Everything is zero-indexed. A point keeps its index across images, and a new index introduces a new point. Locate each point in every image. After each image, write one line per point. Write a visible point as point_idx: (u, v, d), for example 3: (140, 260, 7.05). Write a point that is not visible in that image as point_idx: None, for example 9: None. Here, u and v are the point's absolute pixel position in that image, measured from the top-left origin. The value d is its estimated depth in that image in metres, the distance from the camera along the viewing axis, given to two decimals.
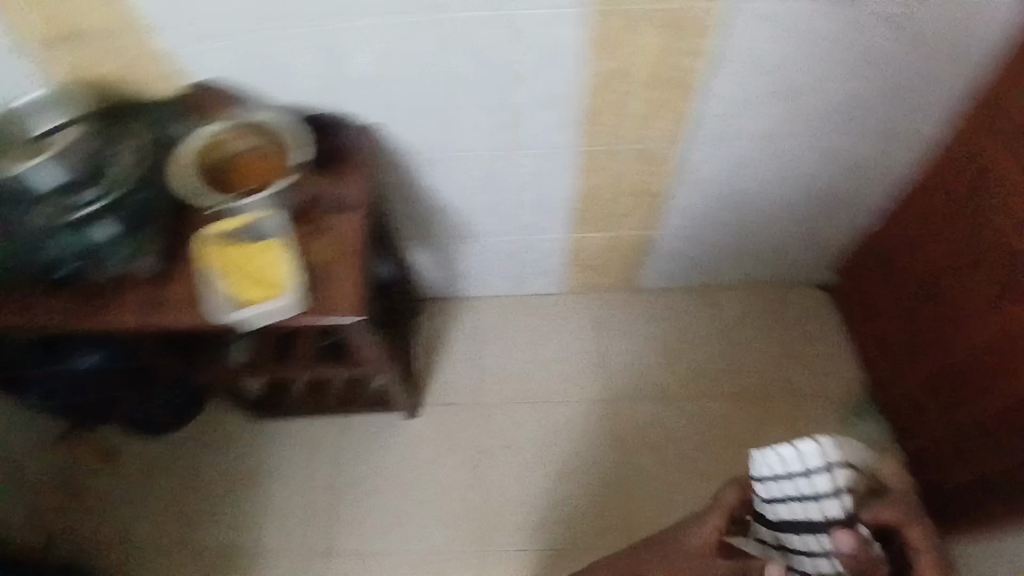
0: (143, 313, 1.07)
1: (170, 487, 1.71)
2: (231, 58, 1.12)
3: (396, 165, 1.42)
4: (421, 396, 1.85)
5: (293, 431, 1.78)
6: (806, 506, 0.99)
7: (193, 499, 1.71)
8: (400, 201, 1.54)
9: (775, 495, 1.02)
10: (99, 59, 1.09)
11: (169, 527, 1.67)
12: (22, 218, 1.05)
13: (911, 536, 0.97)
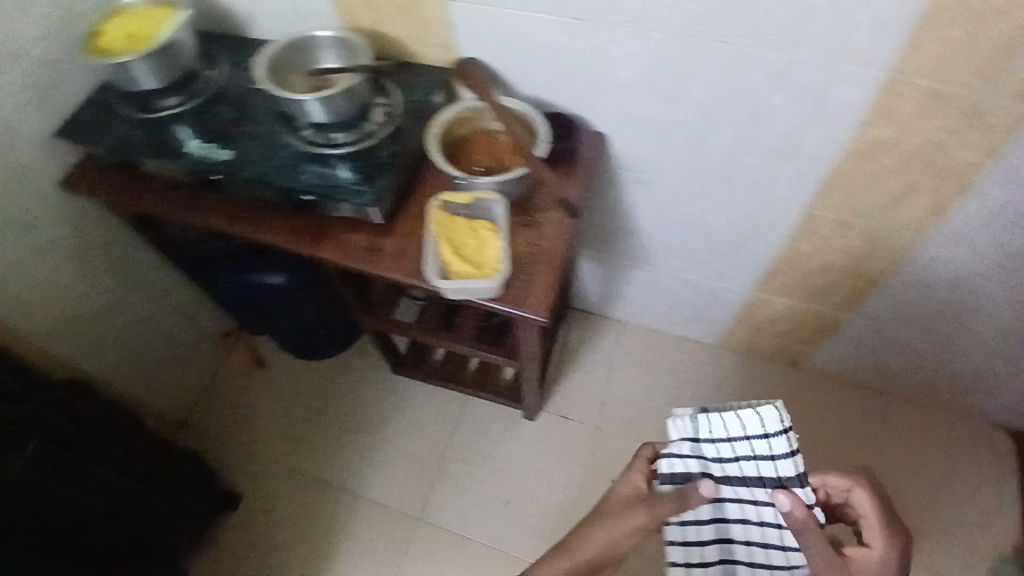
0: (356, 257, 1.09)
1: (299, 409, 1.77)
2: (505, 41, 1.15)
3: (608, 177, 1.40)
4: (544, 401, 1.81)
5: (417, 392, 1.80)
6: (743, 467, 0.96)
7: (316, 428, 1.75)
8: (598, 211, 1.51)
9: (726, 458, 0.96)
10: (394, 18, 1.17)
11: (289, 451, 1.71)
12: (288, 145, 1.13)
13: (858, 503, 1.02)
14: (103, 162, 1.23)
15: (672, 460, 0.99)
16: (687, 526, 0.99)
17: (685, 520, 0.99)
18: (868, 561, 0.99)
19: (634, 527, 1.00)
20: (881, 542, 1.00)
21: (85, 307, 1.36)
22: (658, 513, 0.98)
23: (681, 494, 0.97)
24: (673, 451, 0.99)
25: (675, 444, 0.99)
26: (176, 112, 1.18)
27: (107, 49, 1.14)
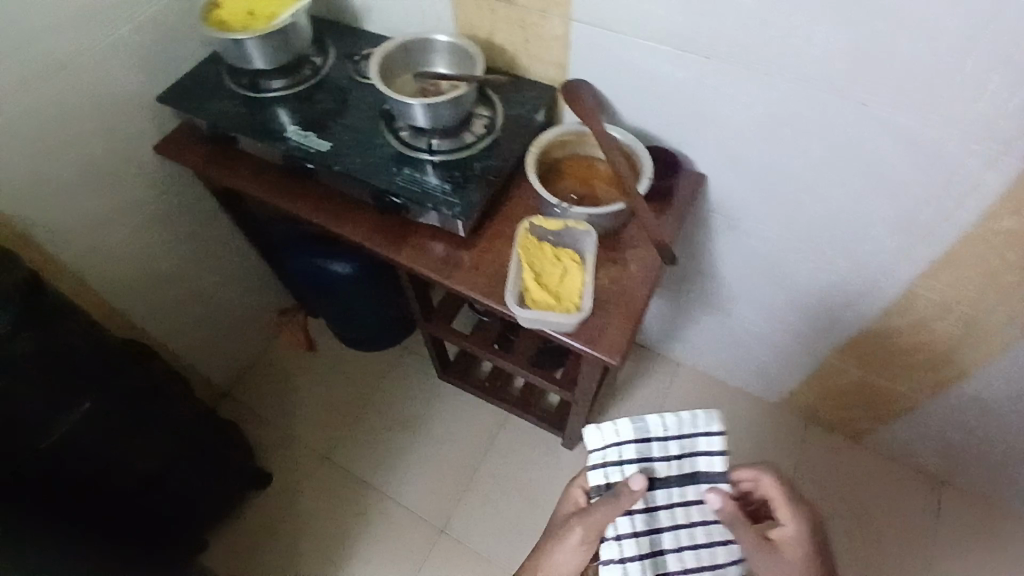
0: (432, 268, 1.06)
1: (339, 396, 1.76)
2: (619, 67, 1.11)
3: (700, 217, 1.33)
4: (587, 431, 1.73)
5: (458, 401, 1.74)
6: (684, 466, 0.94)
7: (352, 420, 1.72)
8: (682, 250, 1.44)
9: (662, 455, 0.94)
10: (509, 30, 1.14)
11: (324, 439, 1.69)
12: (386, 145, 1.11)
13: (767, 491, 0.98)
14: (200, 132, 1.24)
15: (599, 465, 0.94)
16: (623, 541, 0.91)
17: (620, 532, 0.91)
18: (789, 546, 0.93)
19: (575, 547, 0.93)
20: (793, 519, 0.95)
21: (155, 268, 1.37)
22: (592, 526, 0.91)
23: (615, 500, 0.90)
24: (601, 458, 0.94)
25: (603, 448, 0.94)
26: (281, 97, 1.19)
27: (223, 23, 1.15)
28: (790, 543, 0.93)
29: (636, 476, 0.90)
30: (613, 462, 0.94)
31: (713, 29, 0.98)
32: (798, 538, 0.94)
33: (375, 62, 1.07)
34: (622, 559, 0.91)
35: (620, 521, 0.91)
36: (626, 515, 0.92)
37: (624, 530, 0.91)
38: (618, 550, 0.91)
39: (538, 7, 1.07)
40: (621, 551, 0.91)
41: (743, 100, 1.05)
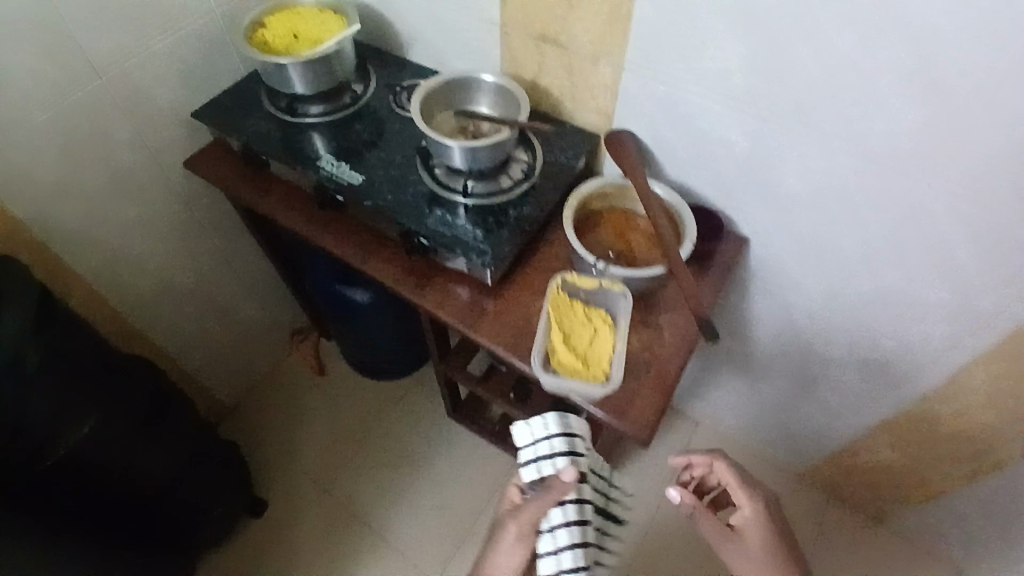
0: (460, 314, 1.01)
1: (343, 425, 1.69)
2: (668, 121, 1.06)
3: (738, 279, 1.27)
4: None
5: (466, 443, 1.67)
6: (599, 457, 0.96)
7: (353, 452, 1.66)
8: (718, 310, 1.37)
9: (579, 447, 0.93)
10: (557, 73, 1.11)
11: (326, 467, 1.63)
12: (420, 184, 1.07)
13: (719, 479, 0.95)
14: (232, 152, 1.21)
15: (531, 459, 0.91)
16: (557, 533, 0.89)
17: (554, 523, 0.89)
18: (749, 529, 0.90)
19: (517, 546, 0.89)
20: (747, 500, 0.92)
21: (174, 280, 1.33)
22: (526, 520, 0.88)
23: (547, 492, 0.87)
24: (533, 450, 0.91)
25: (535, 441, 0.91)
26: (318, 124, 1.16)
27: (267, 44, 1.13)
28: (750, 526, 0.90)
29: (566, 467, 0.87)
30: (545, 455, 0.90)
31: (771, 91, 0.93)
32: (758, 523, 0.90)
33: (419, 97, 1.04)
34: (557, 553, 0.89)
35: (553, 512, 0.89)
36: (558, 506, 0.89)
37: (557, 521, 0.89)
38: (552, 542, 0.89)
39: (590, 53, 1.04)
40: (555, 543, 0.88)
41: (799, 168, 0.99)
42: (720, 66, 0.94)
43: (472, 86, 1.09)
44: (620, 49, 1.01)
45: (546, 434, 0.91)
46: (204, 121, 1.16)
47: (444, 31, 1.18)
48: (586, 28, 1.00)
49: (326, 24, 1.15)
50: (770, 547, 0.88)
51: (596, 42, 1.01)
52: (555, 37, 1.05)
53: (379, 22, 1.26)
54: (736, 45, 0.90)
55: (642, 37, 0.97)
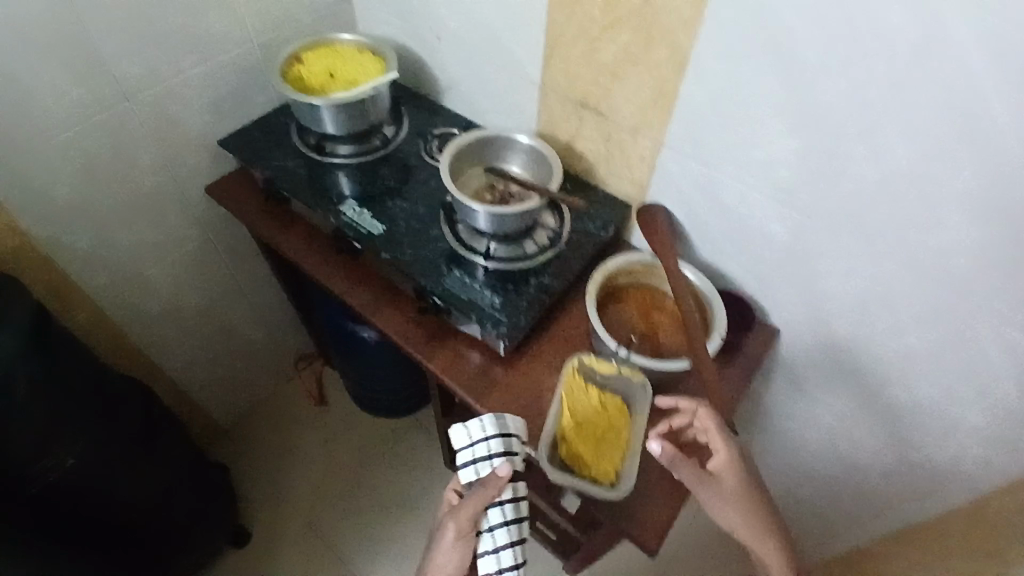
0: (468, 381, 0.96)
1: (332, 467, 1.62)
2: (705, 203, 1.01)
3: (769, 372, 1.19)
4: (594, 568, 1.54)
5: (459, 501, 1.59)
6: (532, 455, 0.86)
7: (339, 496, 1.58)
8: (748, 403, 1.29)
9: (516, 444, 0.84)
10: (595, 140, 1.07)
11: (313, 504, 1.56)
12: (441, 240, 1.03)
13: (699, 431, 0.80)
14: (254, 185, 1.18)
15: (470, 461, 0.79)
16: (496, 534, 0.79)
17: (492, 524, 0.79)
18: (730, 484, 0.78)
19: (454, 551, 0.79)
20: (726, 452, 0.79)
21: (180, 303, 1.31)
22: (465, 520, 0.77)
23: (482, 488, 0.77)
24: (471, 454, 0.79)
25: (472, 444, 0.79)
26: (345, 166, 1.14)
27: (301, 80, 1.11)
28: (729, 478, 0.78)
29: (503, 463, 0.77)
30: (482, 453, 0.79)
31: (813, 189, 0.87)
32: (736, 479, 0.78)
33: (449, 153, 1.01)
34: (496, 555, 0.79)
35: (491, 512, 0.79)
36: (496, 504, 0.79)
37: (496, 521, 0.79)
38: (490, 543, 0.79)
39: (631, 124, 0.99)
40: (494, 544, 0.79)
41: (844, 267, 0.92)
42: (765, 155, 0.89)
43: (504, 145, 1.05)
44: (660, 126, 0.96)
45: (484, 436, 0.79)
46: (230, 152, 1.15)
47: (483, 83, 1.15)
48: (629, 100, 0.96)
49: (363, 65, 1.13)
50: (749, 505, 0.78)
51: (638, 114, 0.97)
52: (596, 104, 1.01)
53: (418, 65, 1.23)
54: (786, 137, 0.85)
55: (686, 117, 0.92)
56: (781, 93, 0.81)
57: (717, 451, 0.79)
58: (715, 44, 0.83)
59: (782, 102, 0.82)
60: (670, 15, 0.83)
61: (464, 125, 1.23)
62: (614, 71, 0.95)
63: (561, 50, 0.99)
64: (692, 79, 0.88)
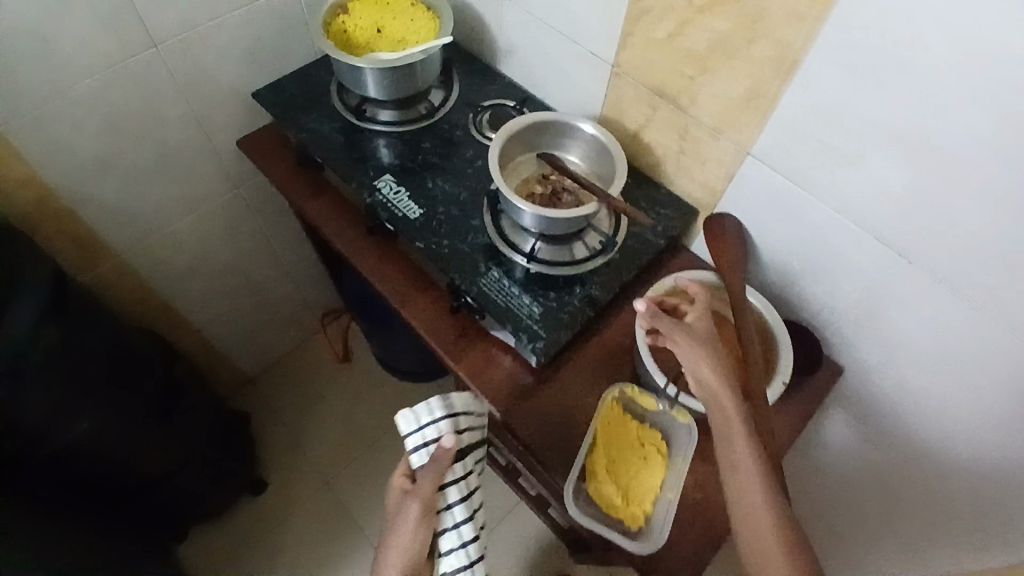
0: (499, 390, 0.87)
1: (350, 429, 1.59)
2: (786, 224, 0.88)
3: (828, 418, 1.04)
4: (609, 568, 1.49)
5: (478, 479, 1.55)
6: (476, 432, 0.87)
7: (354, 460, 1.55)
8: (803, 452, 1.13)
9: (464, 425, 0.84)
10: (667, 134, 0.94)
11: (331, 463, 1.54)
12: (481, 232, 0.94)
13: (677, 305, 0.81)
14: (289, 144, 1.09)
15: (422, 443, 0.80)
16: (456, 509, 0.81)
17: (450, 501, 0.81)
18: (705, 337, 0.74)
19: (419, 533, 0.78)
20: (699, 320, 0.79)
21: (208, 257, 1.27)
22: (421, 498, 0.78)
23: (436, 464, 0.78)
24: (422, 436, 0.80)
25: (422, 426, 0.80)
26: (386, 135, 1.04)
27: (345, 33, 1.01)
28: (701, 330, 0.75)
29: (448, 433, 0.79)
30: (432, 433, 0.80)
31: (916, 229, 0.73)
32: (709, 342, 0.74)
33: (502, 135, 0.90)
34: (460, 532, 0.81)
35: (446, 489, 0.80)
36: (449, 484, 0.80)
37: (454, 497, 0.81)
38: (450, 519, 0.81)
39: (711, 124, 0.86)
40: (455, 519, 0.81)
41: (943, 323, 0.77)
42: (867, 184, 0.75)
43: (564, 130, 0.93)
44: (747, 131, 0.83)
45: (431, 416, 0.81)
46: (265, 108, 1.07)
47: (547, 53, 1.02)
48: (715, 95, 0.83)
49: (414, 22, 1.02)
50: (720, 361, 0.71)
51: (722, 114, 0.84)
52: (673, 95, 0.88)
53: (476, 24, 1.11)
54: (898, 168, 0.70)
55: (779, 126, 0.79)
56: (903, 116, 0.67)
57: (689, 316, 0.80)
58: (832, 48, 0.68)
59: (901, 128, 0.68)
60: (781, 5, 0.69)
61: (520, 96, 1.10)
62: (702, 61, 0.81)
63: (642, 29, 0.86)
64: (795, 84, 0.74)
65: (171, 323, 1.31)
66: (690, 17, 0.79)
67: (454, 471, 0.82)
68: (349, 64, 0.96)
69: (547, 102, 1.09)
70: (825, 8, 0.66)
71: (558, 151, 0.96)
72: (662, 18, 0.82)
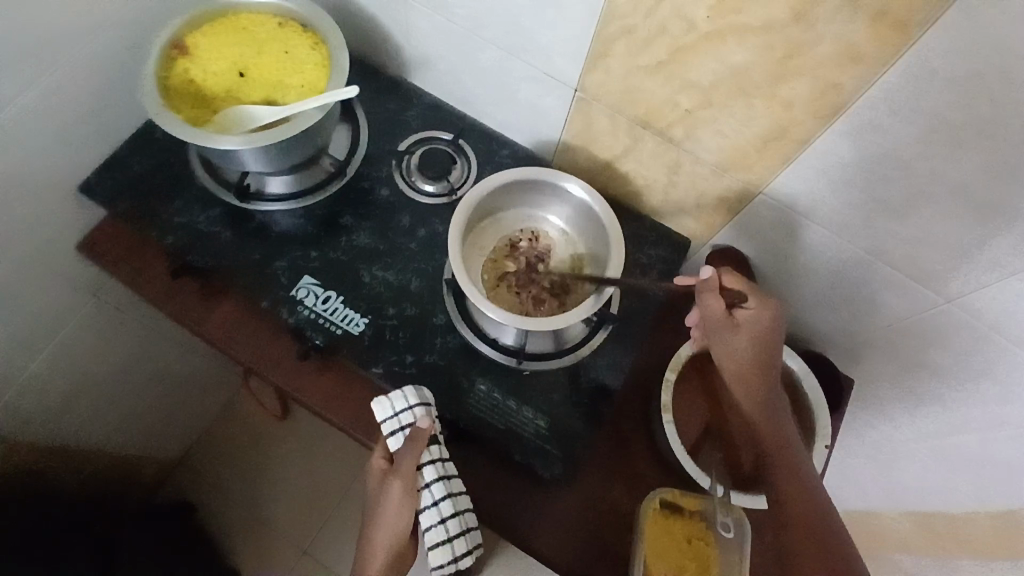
0: (506, 529, 0.73)
1: (313, 490, 1.38)
2: (805, 259, 0.76)
3: (856, 416, 0.99)
4: None
5: None
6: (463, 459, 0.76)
7: (329, 520, 1.35)
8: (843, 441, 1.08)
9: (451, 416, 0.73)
10: (655, 167, 0.76)
11: (308, 527, 1.34)
12: (451, 332, 0.76)
13: (733, 287, 0.68)
14: (151, 244, 0.79)
15: (398, 428, 0.67)
16: (434, 487, 0.66)
17: (427, 481, 0.67)
18: (743, 343, 0.68)
19: (402, 513, 0.67)
20: (760, 308, 0.67)
21: (84, 379, 0.98)
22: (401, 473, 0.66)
23: (412, 445, 0.66)
24: (397, 422, 0.67)
25: (397, 412, 0.67)
26: (291, 215, 0.79)
27: (195, 83, 0.72)
28: (746, 327, 0.68)
29: (424, 417, 0.67)
30: (408, 418, 0.67)
31: (988, 268, 0.62)
32: (759, 337, 0.68)
33: (461, 214, 0.69)
34: (439, 511, 0.66)
35: (428, 470, 0.67)
36: (430, 463, 0.67)
37: (432, 475, 0.67)
38: (428, 499, 0.67)
39: (715, 161, 0.70)
40: (434, 498, 0.66)
41: (1000, 352, 0.71)
42: (924, 231, 0.62)
43: (539, 186, 0.73)
44: (763, 170, 0.68)
45: (408, 400, 0.67)
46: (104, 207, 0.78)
47: (481, 69, 0.79)
48: (722, 132, 0.66)
49: (289, 55, 0.74)
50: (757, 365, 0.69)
51: (732, 153, 0.68)
52: (662, 128, 0.70)
53: (373, 30, 0.83)
54: (964, 222, 0.59)
55: (808, 173, 0.65)
56: (979, 175, 0.55)
57: (744, 302, 0.68)
58: (894, 96, 0.54)
59: (970, 186, 0.56)
60: (827, 40, 0.53)
61: (448, 121, 0.86)
62: (705, 95, 0.63)
63: (618, 51, 0.65)
64: (838, 131, 0.59)
65: (68, 459, 1.03)
66: (692, 43, 0.59)
67: (431, 449, 0.68)
68: (228, 150, 0.68)
69: (485, 123, 0.87)
70: (895, 51, 0.51)
71: (529, 211, 0.77)
72: (650, 40, 0.62)
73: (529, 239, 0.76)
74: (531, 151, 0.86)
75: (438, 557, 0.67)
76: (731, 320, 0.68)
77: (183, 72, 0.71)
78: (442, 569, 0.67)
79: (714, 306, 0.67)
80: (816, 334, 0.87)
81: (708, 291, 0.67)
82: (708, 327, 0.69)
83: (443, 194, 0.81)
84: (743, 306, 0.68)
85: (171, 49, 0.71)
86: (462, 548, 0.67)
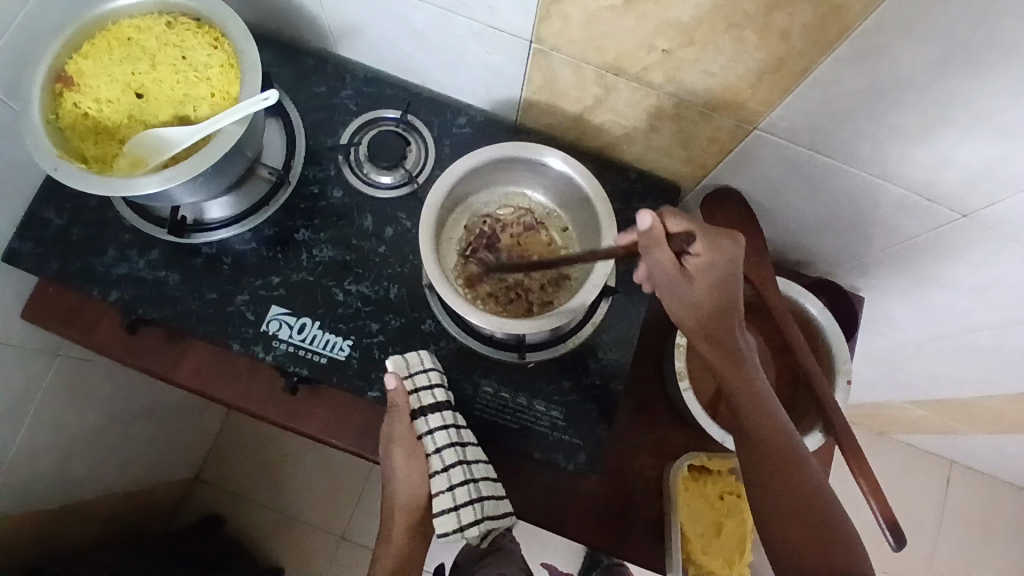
0: (538, 523, 0.70)
1: (333, 482, 1.35)
2: (809, 190, 0.68)
3: (875, 329, 0.95)
4: None
5: None
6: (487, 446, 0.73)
7: (356, 509, 1.34)
8: (858, 352, 1.06)
9: (472, 393, 0.69)
10: (636, 114, 0.67)
11: (338, 513, 1.33)
12: (443, 337, 0.70)
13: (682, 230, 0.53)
14: (95, 301, 0.71)
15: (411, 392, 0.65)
16: (444, 453, 0.64)
17: (437, 446, 0.64)
18: (701, 297, 0.53)
19: (412, 479, 0.65)
20: (712, 254, 0.52)
21: (75, 439, 0.93)
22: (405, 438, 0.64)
23: (396, 410, 0.64)
24: (411, 383, 0.65)
25: (411, 372, 0.65)
26: (242, 239, 0.71)
27: (92, 117, 0.61)
28: (702, 281, 0.53)
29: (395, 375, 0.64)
30: (422, 381, 0.65)
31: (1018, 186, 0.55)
32: (716, 287, 0.53)
33: (432, 211, 0.62)
34: (448, 478, 0.64)
35: (437, 435, 0.64)
36: (439, 428, 0.64)
37: (443, 440, 0.64)
38: (438, 463, 0.64)
39: (701, 103, 0.62)
40: (444, 465, 0.64)
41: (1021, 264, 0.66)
42: (942, 152, 0.55)
43: (515, 166, 0.68)
44: (756, 105, 0.60)
45: (423, 362, 0.66)
46: (34, 272, 0.70)
47: (416, 33, 0.67)
48: (709, 72, 0.58)
49: (189, 61, 0.63)
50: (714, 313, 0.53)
51: (721, 92, 0.60)
52: (638, 74, 0.61)
53: (281, 5, 0.70)
54: (982, 143, 0.53)
55: (808, 106, 0.57)
56: (1001, 99, 0.48)
57: (693, 245, 0.52)
58: (906, 14, 0.45)
59: (1001, 104, 0.49)
60: None
61: (392, 95, 0.76)
62: (686, 34, 0.55)
63: None
64: (840, 59, 0.51)
65: (80, 513, 1.00)
66: None
67: (444, 414, 0.65)
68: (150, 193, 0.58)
69: (433, 89, 0.76)
70: None
71: (520, 189, 0.71)
72: None
73: (523, 225, 0.71)
74: (490, 113, 0.76)
75: (444, 524, 0.63)
76: (683, 272, 0.52)
77: (73, 108, 0.61)
78: (447, 538, 0.64)
79: (662, 260, 0.52)
80: (827, 263, 0.81)
81: (654, 244, 0.52)
82: (657, 284, 0.54)
83: (403, 184, 0.72)
84: (693, 251, 0.53)
85: (53, 83, 0.60)
86: (469, 518, 0.63)
